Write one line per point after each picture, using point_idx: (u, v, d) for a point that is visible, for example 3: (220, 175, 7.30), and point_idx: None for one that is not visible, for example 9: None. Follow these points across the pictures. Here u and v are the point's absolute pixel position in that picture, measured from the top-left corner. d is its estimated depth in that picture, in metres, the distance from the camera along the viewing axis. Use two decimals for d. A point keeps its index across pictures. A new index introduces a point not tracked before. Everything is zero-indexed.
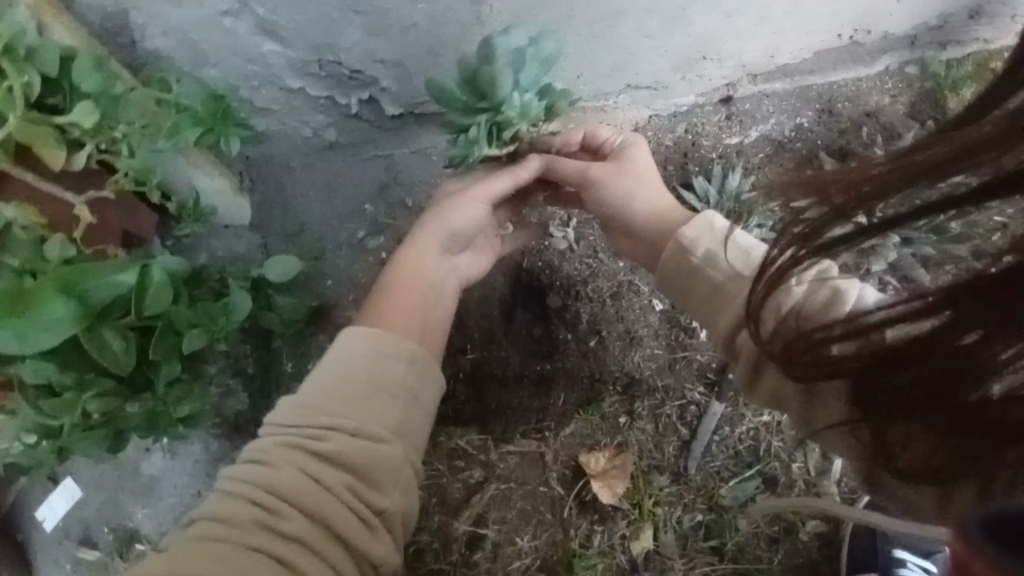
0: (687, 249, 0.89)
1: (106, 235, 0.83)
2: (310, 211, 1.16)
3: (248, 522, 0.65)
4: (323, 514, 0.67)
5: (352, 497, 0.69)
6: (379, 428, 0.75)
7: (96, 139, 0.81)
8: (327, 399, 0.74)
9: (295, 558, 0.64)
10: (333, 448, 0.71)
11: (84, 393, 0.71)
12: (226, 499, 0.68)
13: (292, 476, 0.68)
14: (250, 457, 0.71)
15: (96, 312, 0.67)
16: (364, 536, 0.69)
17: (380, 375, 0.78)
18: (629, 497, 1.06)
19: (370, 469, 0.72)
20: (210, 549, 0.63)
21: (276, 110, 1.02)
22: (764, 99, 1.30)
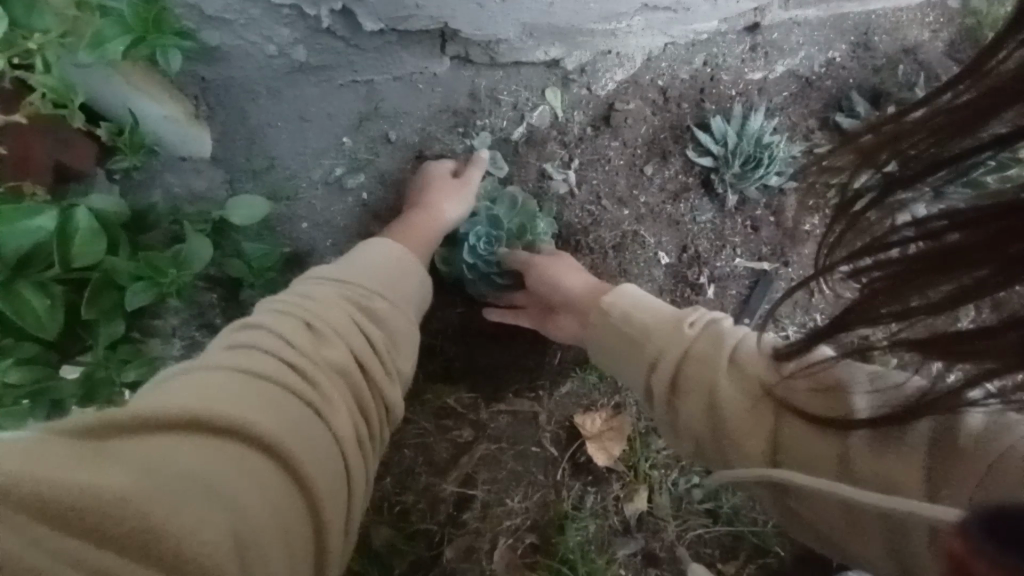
0: (606, 314, 0.83)
1: (23, 172, 0.70)
2: (280, 143, 1.03)
3: (295, 340, 0.62)
4: (358, 351, 0.66)
5: (376, 340, 0.69)
6: (400, 305, 0.77)
7: (7, 53, 0.66)
8: (358, 275, 0.76)
9: (329, 387, 0.60)
10: (368, 304, 0.72)
11: (4, 361, 0.64)
12: (271, 322, 0.63)
13: (335, 315, 0.67)
14: (291, 298, 0.68)
15: (12, 263, 0.58)
16: (384, 375, 0.68)
17: (396, 277, 0.80)
18: (624, 460, 1.03)
19: (389, 330, 0.73)
20: (256, 360, 0.58)
21: (231, 20, 0.87)
22: (794, 28, 1.16)
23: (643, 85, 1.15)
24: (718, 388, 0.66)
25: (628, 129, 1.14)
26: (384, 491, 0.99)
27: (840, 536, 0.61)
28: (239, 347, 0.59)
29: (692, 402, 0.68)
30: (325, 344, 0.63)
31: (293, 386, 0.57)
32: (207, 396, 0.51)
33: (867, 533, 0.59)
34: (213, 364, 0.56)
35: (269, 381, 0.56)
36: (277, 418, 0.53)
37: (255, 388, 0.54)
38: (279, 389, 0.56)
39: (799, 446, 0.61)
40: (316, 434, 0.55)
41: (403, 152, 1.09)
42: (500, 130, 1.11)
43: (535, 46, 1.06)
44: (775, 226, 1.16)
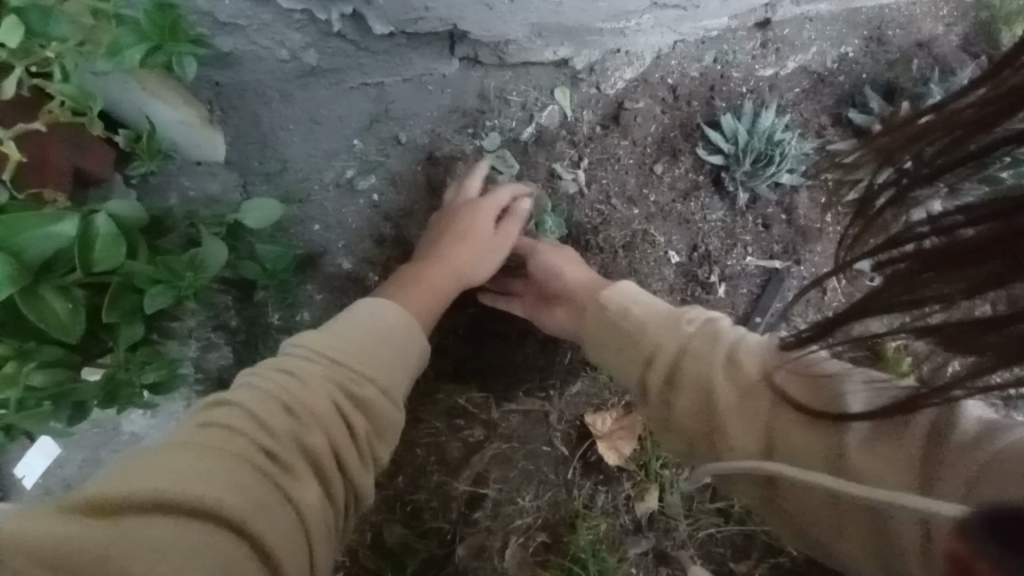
0: (604, 309, 0.83)
1: (47, 178, 0.71)
2: (292, 146, 1.05)
3: (275, 421, 0.62)
4: (337, 436, 0.65)
5: (357, 413, 0.67)
6: (394, 371, 0.74)
7: (26, 60, 0.69)
8: (354, 339, 0.73)
9: (302, 476, 0.60)
10: (357, 383, 0.69)
11: (27, 364, 0.66)
12: (257, 394, 0.63)
13: (321, 391, 0.66)
14: (282, 364, 0.68)
15: (35, 268, 0.60)
16: (361, 449, 0.67)
17: (395, 338, 0.77)
18: (635, 459, 1.03)
19: (376, 409, 0.70)
20: (233, 441, 0.59)
21: (243, 25, 0.88)
22: (806, 24, 1.15)
23: (652, 84, 1.14)
24: (714, 384, 0.67)
25: (637, 128, 1.14)
26: (397, 489, 1.00)
27: (825, 532, 0.63)
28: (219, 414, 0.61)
29: (685, 400, 0.69)
30: (303, 421, 0.63)
31: (265, 474, 0.57)
32: (181, 471, 0.54)
33: (853, 526, 0.60)
34: (194, 439, 0.58)
35: (243, 468, 0.57)
36: (243, 514, 0.54)
37: (229, 461, 0.56)
38: (247, 458, 0.58)
39: (796, 443, 0.61)
40: (283, 509, 0.57)
41: (414, 154, 1.09)
42: (510, 131, 1.11)
43: (544, 46, 1.06)
44: (787, 224, 1.15)
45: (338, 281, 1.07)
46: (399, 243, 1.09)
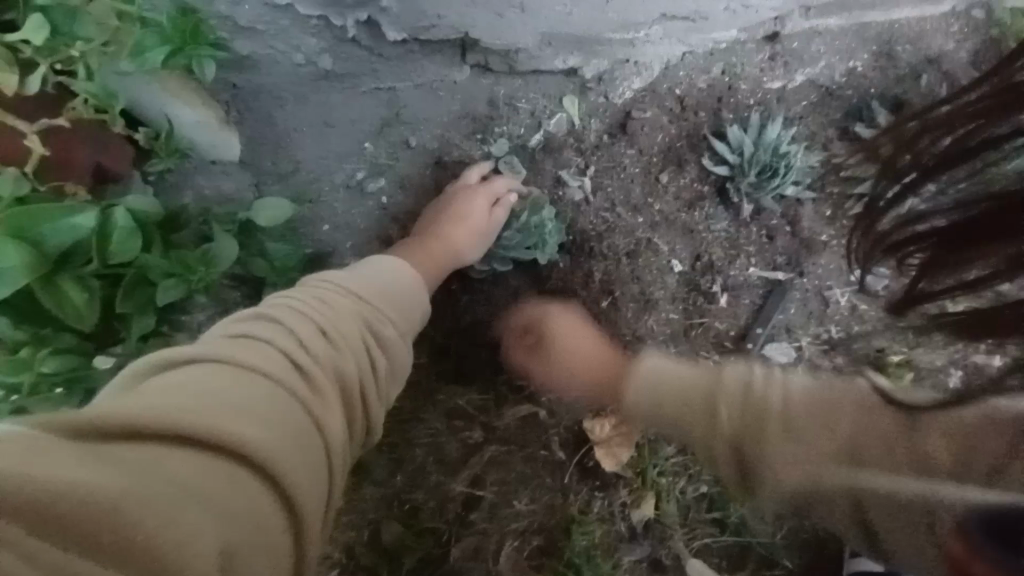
0: (665, 389, 0.64)
1: (67, 173, 0.73)
2: (305, 148, 1.07)
3: (302, 350, 0.62)
4: (360, 370, 0.67)
5: (377, 352, 0.71)
6: (405, 319, 0.79)
7: (50, 58, 0.70)
8: (367, 285, 0.77)
9: (328, 405, 0.61)
10: (376, 322, 0.73)
11: (42, 349, 0.68)
12: (281, 325, 0.64)
13: (345, 326, 0.69)
14: (301, 301, 0.69)
15: (53, 259, 0.61)
16: (376, 391, 0.70)
17: (404, 292, 0.82)
18: (632, 466, 1.03)
19: (390, 346, 0.74)
20: (261, 367, 0.58)
21: (261, 31, 0.92)
22: (815, 37, 1.16)
23: (660, 94, 1.16)
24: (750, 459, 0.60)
25: (644, 137, 1.15)
26: (395, 488, 1.01)
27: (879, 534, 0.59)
28: (238, 341, 0.60)
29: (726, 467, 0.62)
30: (331, 350, 0.65)
31: (293, 401, 0.57)
32: (209, 398, 0.52)
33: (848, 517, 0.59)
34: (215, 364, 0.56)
35: (271, 394, 0.56)
36: (276, 437, 0.53)
37: (255, 384, 0.56)
38: (275, 387, 0.57)
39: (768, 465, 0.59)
40: (309, 437, 0.56)
41: (422, 158, 1.12)
42: (517, 137, 1.14)
43: (554, 55, 1.08)
44: (792, 237, 1.15)
45: None
46: None
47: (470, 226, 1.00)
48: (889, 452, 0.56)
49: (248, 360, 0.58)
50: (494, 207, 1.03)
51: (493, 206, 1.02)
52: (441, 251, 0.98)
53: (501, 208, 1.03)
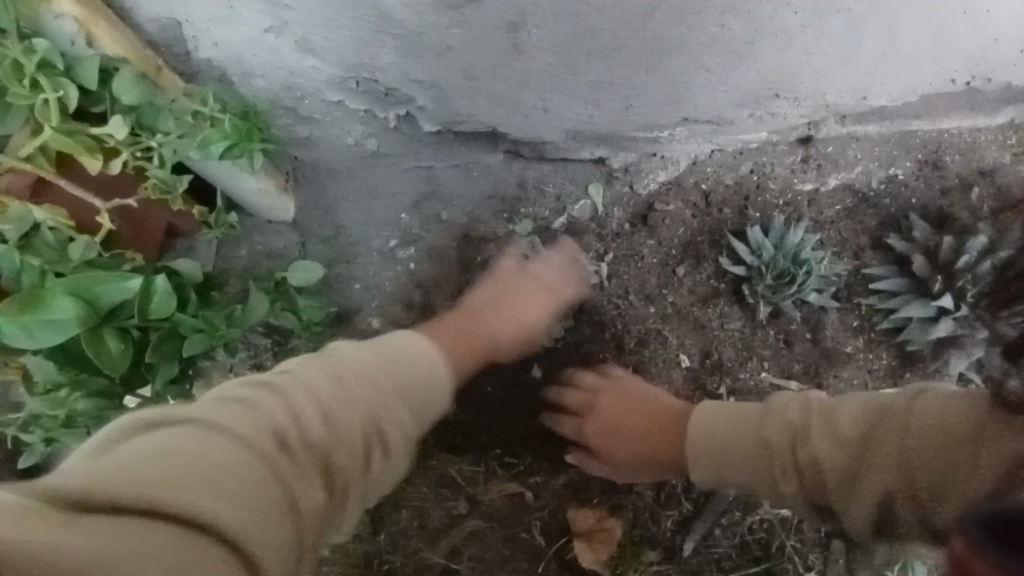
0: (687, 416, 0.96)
1: (134, 237, 0.90)
2: (348, 215, 1.18)
3: (294, 428, 0.64)
4: (348, 455, 0.68)
5: (374, 444, 0.72)
6: (413, 402, 0.79)
7: (132, 148, 0.86)
8: (377, 361, 0.78)
9: (308, 488, 0.61)
10: (381, 406, 0.74)
11: (75, 392, 0.79)
12: (279, 397, 0.66)
13: (347, 408, 0.70)
14: (307, 373, 0.71)
15: (102, 314, 0.74)
16: (361, 487, 0.70)
17: (414, 374, 0.81)
18: (611, 566, 1.04)
19: (388, 431, 0.73)
20: (245, 443, 0.59)
21: (319, 119, 1.03)
22: (852, 143, 1.14)
23: (685, 189, 1.18)
24: (709, 442, 0.86)
25: (664, 229, 1.17)
26: (377, 547, 1.04)
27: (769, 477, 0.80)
28: (232, 409, 0.63)
29: (708, 456, 0.86)
30: (327, 434, 0.66)
31: (273, 483, 0.57)
32: (190, 468, 0.53)
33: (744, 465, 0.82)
34: (205, 433, 0.58)
35: (253, 472, 0.56)
36: (246, 521, 0.52)
37: (244, 457, 0.57)
38: (257, 464, 0.58)
39: (733, 452, 0.83)
40: (278, 519, 0.55)
41: (451, 232, 1.20)
42: (542, 219, 1.19)
43: (581, 147, 1.14)
44: (811, 344, 1.13)
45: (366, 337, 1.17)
46: (424, 311, 1.19)
47: (518, 312, 1.08)
48: (748, 438, 0.82)
49: (234, 429, 0.60)
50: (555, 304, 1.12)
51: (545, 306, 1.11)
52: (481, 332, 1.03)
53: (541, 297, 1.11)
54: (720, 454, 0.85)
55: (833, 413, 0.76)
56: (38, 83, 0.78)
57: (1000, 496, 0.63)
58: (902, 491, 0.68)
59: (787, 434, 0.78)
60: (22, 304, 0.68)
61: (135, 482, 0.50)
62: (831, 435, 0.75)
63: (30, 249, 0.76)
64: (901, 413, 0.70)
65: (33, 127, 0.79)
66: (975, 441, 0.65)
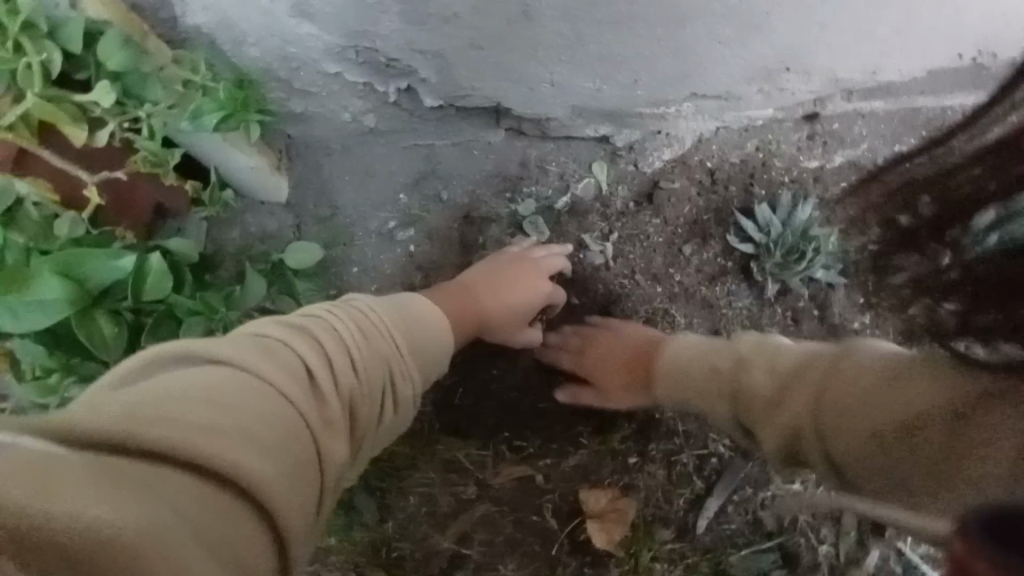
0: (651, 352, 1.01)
1: (125, 215, 0.85)
2: (345, 195, 1.13)
3: (323, 377, 0.62)
4: (370, 409, 0.67)
5: (389, 397, 0.71)
6: (426, 358, 0.78)
7: (118, 118, 0.82)
8: (394, 317, 0.75)
9: (332, 439, 0.61)
10: (398, 359, 0.72)
11: (67, 377, 0.74)
12: (307, 345, 0.64)
13: (368, 362, 0.68)
14: (328, 322, 0.68)
15: (93, 294, 0.70)
16: (372, 438, 0.70)
17: (424, 332, 0.79)
18: (625, 546, 1.05)
19: (403, 386, 0.72)
20: (277, 392, 0.57)
21: (316, 92, 0.97)
22: (858, 119, 1.15)
23: (690, 166, 1.16)
24: (673, 369, 0.93)
25: (670, 208, 1.15)
26: (385, 535, 1.02)
27: (697, 396, 0.89)
28: (262, 352, 0.60)
29: (672, 385, 0.93)
30: (352, 387, 0.65)
31: (302, 433, 0.57)
32: (226, 417, 0.52)
33: (694, 390, 0.89)
34: (237, 377, 0.56)
35: (285, 422, 0.56)
36: (277, 471, 0.53)
37: (270, 402, 0.56)
38: (289, 414, 0.57)
39: (692, 381, 0.90)
40: (309, 469, 0.56)
41: (451, 212, 1.16)
42: (545, 199, 1.16)
43: (585, 123, 1.11)
44: (818, 321, 1.14)
45: None
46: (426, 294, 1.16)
47: (516, 295, 1.01)
48: (700, 365, 0.89)
49: (268, 374, 0.58)
50: (546, 280, 1.04)
51: (540, 284, 1.03)
52: (475, 311, 0.97)
53: (535, 274, 1.03)
54: (686, 387, 0.90)
55: (780, 355, 0.81)
56: (23, 47, 0.74)
57: (910, 442, 0.64)
58: (807, 430, 0.73)
59: (730, 372, 0.84)
60: (6, 282, 0.64)
61: (174, 428, 0.49)
62: (775, 371, 0.79)
63: (14, 226, 0.73)
64: (838, 368, 0.73)
65: (14, 96, 0.75)
66: (905, 397, 0.66)
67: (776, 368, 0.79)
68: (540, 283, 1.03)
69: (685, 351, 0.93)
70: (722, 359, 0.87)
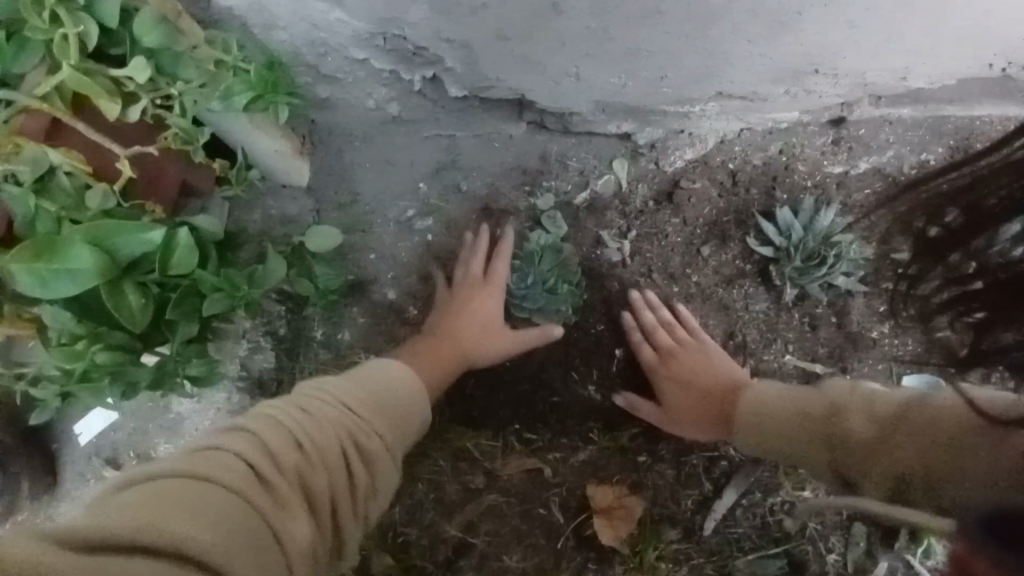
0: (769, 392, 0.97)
1: (152, 191, 0.85)
2: (365, 182, 1.13)
3: (277, 454, 0.64)
4: (338, 478, 0.68)
5: (361, 462, 0.72)
6: (392, 422, 0.80)
7: (150, 94, 0.83)
8: (353, 389, 0.79)
9: (295, 515, 0.62)
10: (361, 425, 0.74)
11: (95, 344, 0.78)
12: (259, 425, 0.67)
13: (329, 431, 0.70)
14: (280, 402, 0.71)
15: (122, 266, 0.71)
16: (351, 511, 0.70)
17: (389, 396, 0.82)
18: (631, 543, 1.05)
19: (373, 448, 0.74)
20: (229, 474, 0.60)
21: (342, 79, 0.98)
22: (885, 126, 1.13)
23: (712, 167, 1.15)
24: (760, 415, 0.92)
25: (690, 208, 1.15)
26: (393, 520, 1.03)
27: (784, 443, 0.89)
28: (210, 445, 0.63)
29: (773, 438, 0.90)
30: (303, 460, 0.66)
31: (257, 509, 0.59)
32: (175, 504, 0.54)
33: (783, 439, 0.88)
34: (185, 469, 0.59)
35: (238, 503, 0.58)
36: (229, 546, 0.54)
37: (221, 485, 0.58)
38: (242, 493, 0.59)
39: (771, 427, 0.90)
40: (265, 546, 0.57)
41: (471, 203, 1.17)
42: (564, 194, 1.16)
43: (608, 120, 1.10)
44: (837, 328, 1.14)
45: (380, 308, 1.15)
46: (442, 283, 1.17)
47: (478, 304, 1.07)
48: (774, 410, 0.90)
49: (216, 461, 0.61)
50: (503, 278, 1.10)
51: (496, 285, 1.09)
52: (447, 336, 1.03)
53: (500, 285, 1.09)
54: (768, 429, 0.90)
55: (875, 401, 0.79)
56: (58, 18, 0.74)
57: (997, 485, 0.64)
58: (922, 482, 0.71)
59: (820, 417, 0.84)
60: (38, 250, 0.65)
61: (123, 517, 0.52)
62: (857, 420, 0.79)
63: (46, 194, 0.75)
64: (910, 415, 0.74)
65: (48, 67, 0.75)
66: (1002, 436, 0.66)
67: (840, 415, 0.81)
68: (498, 286, 1.09)
69: (779, 392, 0.93)
70: (812, 403, 0.86)
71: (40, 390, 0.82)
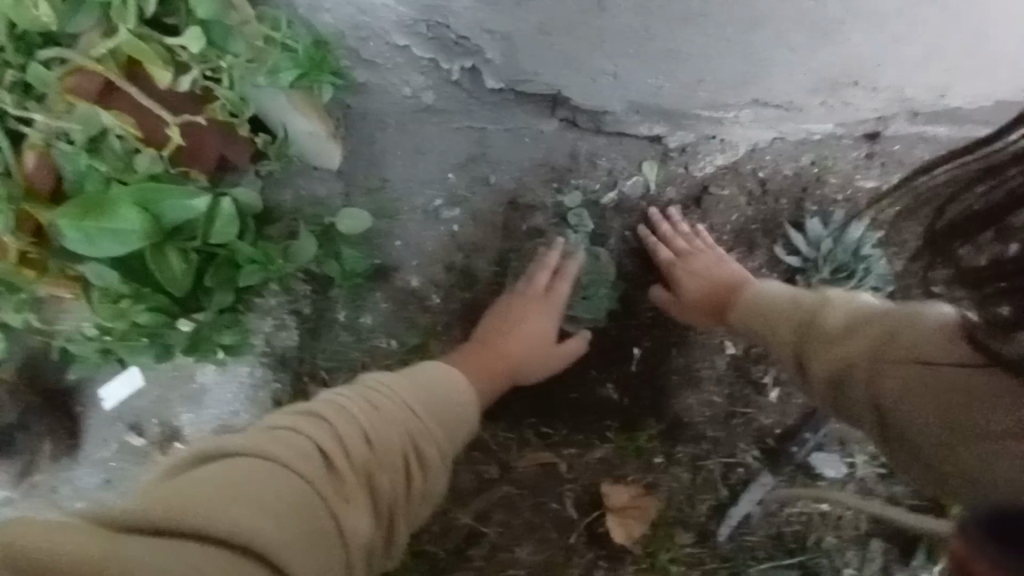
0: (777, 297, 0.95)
1: (194, 161, 0.86)
2: (394, 169, 1.12)
3: (337, 452, 0.67)
4: (394, 478, 0.70)
5: (415, 464, 0.73)
6: (445, 424, 0.81)
7: (201, 65, 0.82)
8: (411, 390, 0.81)
9: (353, 512, 0.64)
10: (416, 426, 0.76)
11: (136, 304, 0.80)
12: (320, 421, 0.70)
13: (386, 432, 0.72)
14: (342, 400, 0.74)
15: (165, 230, 0.73)
16: (404, 511, 0.72)
17: (443, 398, 0.83)
18: (643, 544, 1.06)
19: (426, 449, 0.75)
20: (293, 469, 0.63)
21: (380, 64, 1.00)
22: (919, 143, 1.13)
23: (742, 174, 1.14)
24: (764, 310, 0.92)
25: (717, 214, 1.14)
26: None
27: (770, 331, 0.90)
28: (277, 438, 0.66)
29: (766, 330, 0.91)
30: (368, 459, 0.68)
31: (318, 505, 0.61)
32: (243, 496, 0.58)
33: (775, 326, 0.88)
34: (251, 459, 0.63)
35: (300, 498, 0.61)
36: (289, 540, 0.57)
37: (283, 478, 0.61)
38: (303, 489, 0.62)
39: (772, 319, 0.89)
40: (324, 542, 0.60)
41: (497, 197, 1.15)
42: (592, 193, 1.13)
43: (641, 121, 1.10)
44: None
45: (403, 295, 1.15)
46: (465, 275, 1.16)
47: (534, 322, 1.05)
48: (774, 307, 0.90)
49: (281, 454, 0.64)
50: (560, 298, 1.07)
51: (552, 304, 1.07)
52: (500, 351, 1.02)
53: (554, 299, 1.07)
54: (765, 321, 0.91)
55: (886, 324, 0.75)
56: None
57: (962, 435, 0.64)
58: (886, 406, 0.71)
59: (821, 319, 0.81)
60: (86, 209, 0.66)
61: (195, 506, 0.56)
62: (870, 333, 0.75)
63: (97, 155, 0.76)
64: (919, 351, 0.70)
65: (105, 28, 0.76)
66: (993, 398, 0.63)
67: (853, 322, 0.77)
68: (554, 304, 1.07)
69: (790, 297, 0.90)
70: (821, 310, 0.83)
71: (77, 348, 0.88)
